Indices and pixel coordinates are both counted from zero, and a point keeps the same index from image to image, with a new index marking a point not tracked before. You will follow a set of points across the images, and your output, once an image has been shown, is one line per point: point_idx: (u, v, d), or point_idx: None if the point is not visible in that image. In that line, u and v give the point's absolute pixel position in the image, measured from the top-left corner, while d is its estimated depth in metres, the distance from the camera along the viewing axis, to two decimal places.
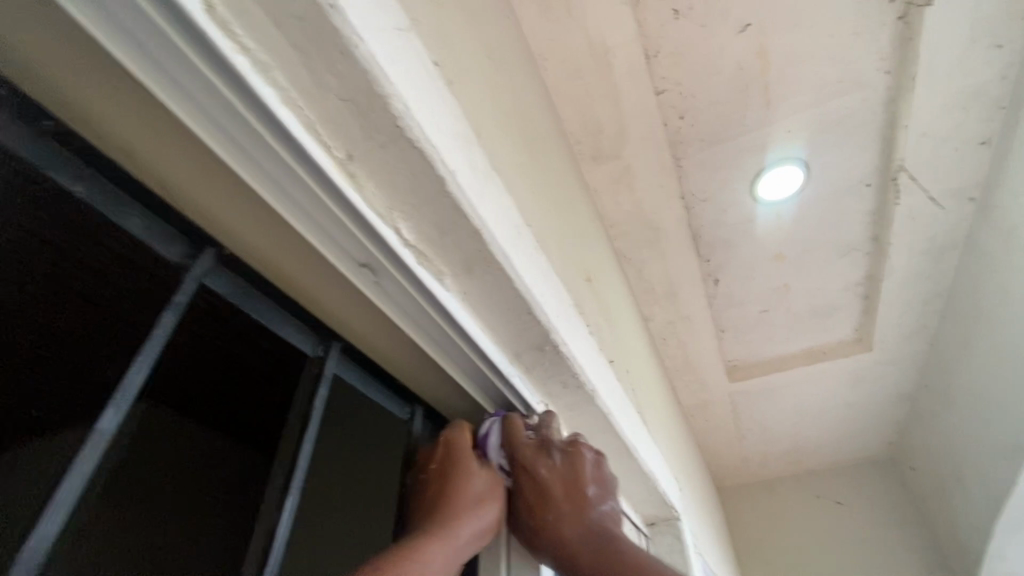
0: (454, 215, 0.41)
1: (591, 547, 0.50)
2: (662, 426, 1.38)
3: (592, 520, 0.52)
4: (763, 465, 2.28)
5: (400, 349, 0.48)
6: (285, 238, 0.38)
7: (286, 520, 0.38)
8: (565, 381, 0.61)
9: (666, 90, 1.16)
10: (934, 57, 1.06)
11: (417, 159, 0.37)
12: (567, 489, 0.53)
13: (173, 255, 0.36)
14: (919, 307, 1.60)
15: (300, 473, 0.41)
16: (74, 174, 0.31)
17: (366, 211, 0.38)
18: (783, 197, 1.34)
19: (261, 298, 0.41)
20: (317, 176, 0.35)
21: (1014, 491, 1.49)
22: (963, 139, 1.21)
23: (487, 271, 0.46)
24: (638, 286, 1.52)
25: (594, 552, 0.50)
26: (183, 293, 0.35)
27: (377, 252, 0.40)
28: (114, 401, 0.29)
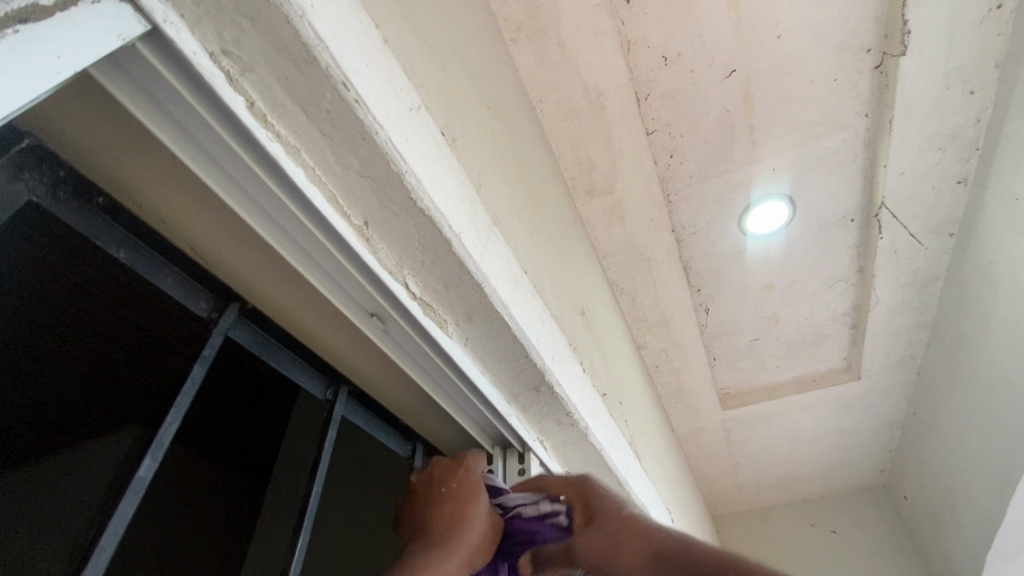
0: (459, 271, 0.45)
1: None
2: (655, 454, 1.40)
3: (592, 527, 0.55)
4: (757, 493, 2.29)
5: (404, 391, 0.52)
6: (304, 293, 0.41)
7: (299, 557, 0.41)
8: (560, 418, 0.64)
9: (657, 130, 1.22)
10: (909, 104, 1.13)
11: (428, 225, 0.41)
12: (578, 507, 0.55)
13: (202, 310, 0.40)
14: (903, 338, 1.64)
15: (311, 513, 0.43)
16: (118, 242, 0.35)
17: (379, 270, 0.41)
18: (770, 231, 1.40)
19: (277, 345, 0.44)
20: (336, 240, 0.39)
21: (1001, 520, 1.51)
22: (938, 179, 1.27)
23: (488, 320, 0.50)
24: (631, 314, 1.56)
25: None
26: (211, 345, 0.38)
27: (387, 304, 0.44)
28: (151, 451, 0.32)
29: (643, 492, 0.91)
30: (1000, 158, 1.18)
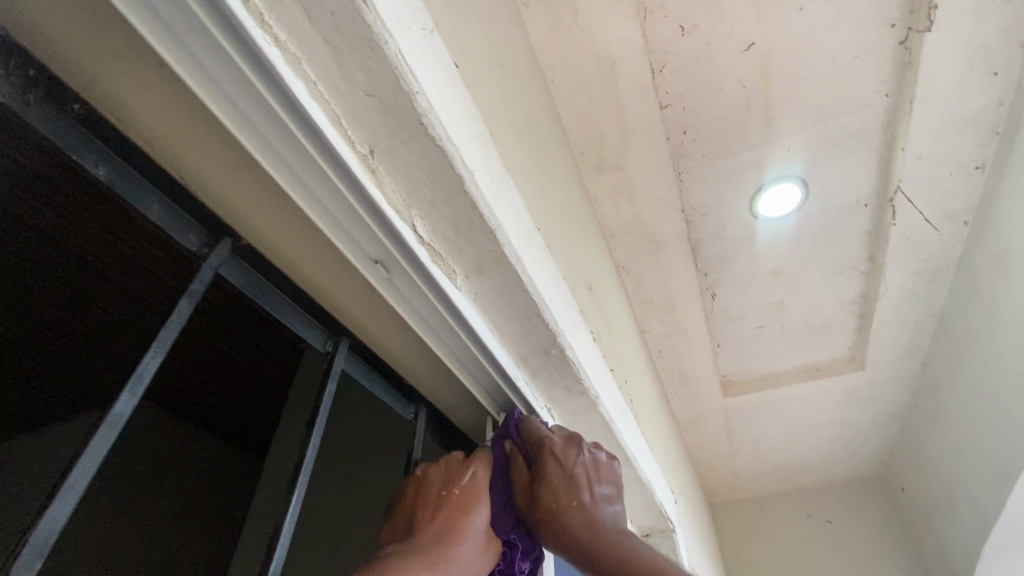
0: (471, 214, 0.41)
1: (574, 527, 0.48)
2: (656, 438, 1.37)
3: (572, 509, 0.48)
4: (754, 482, 2.28)
5: (408, 348, 0.48)
6: (303, 230, 0.38)
7: (293, 513, 0.38)
8: (569, 385, 0.61)
9: (670, 105, 1.17)
10: (934, 82, 1.08)
11: (438, 156, 0.38)
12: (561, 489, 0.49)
13: (190, 244, 0.36)
14: (912, 328, 1.61)
15: (308, 467, 0.40)
16: (98, 157, 0.31)
17: (385, 206, 0.38)
18: (781, 214, 1.36)
19: (273, 290, 0.41)
20: (338, 168, 0.36)
21: (1002, 514, 1.49)
22: (958, 164, 1.23)
23: (498, 272, 0.47)
24: (636, 297, 1.53)
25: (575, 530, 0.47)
26: (200, 281, 0.35)
27: (393, 249, 0.40)
28: (130, 385, 0.29)
29: (649, 472, 0.88)
30: (1022, 142, 1.14)
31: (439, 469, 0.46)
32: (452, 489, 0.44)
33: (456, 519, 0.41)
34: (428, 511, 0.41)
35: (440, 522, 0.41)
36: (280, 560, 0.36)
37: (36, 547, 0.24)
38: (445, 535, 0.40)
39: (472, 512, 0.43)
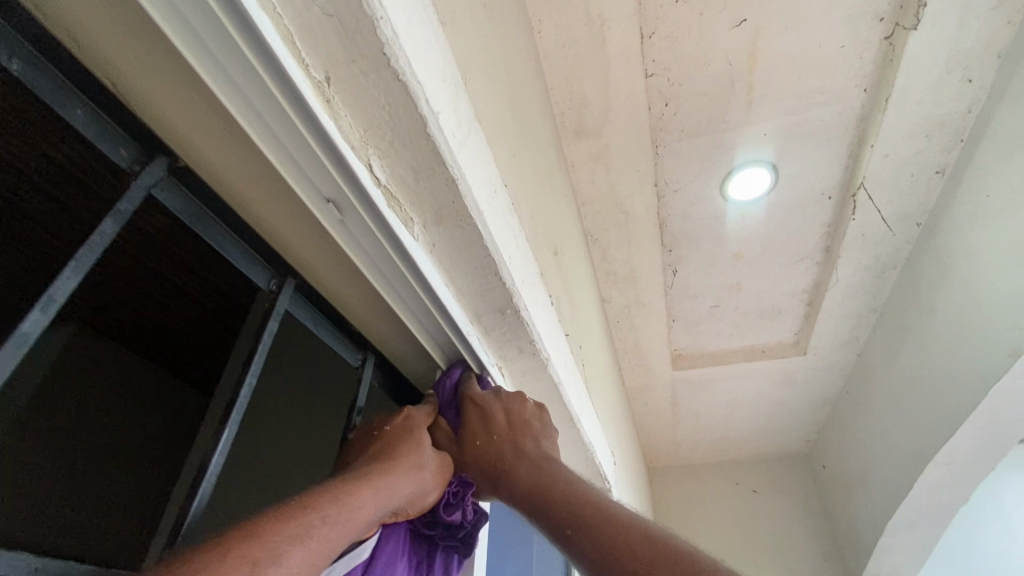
0: (432, 160, 0.40)
1: (519, 470, 0.48)
2: (604, 402, 1.42)
3: (521, 451, 0.49)
4: (692, 450, 2.42)
5: (357, 295, 0.47)
6: (247, 155, 0.36)
7: (222, 450, 0.36)
8: (521, 346, 0.61)
9: (656, 74, 1.15)
10: (911, 81, 1.09)
11: (400, 93, 0.35)
12: (506, 422, 0.51)
13: (120, 158, 0.34)
14: (854, 320, 1.70)
15: (242, 405, 0.39)
16: (10, 51, 0.28)
17: (340, 141, 0.36)
18: (749, 198, 1.38)
19: (211, 218, 0.39)
20: (288, 93, 0.33)
21: (905, 495, 1.63)
22: (920, 166, 1.27)
23: (457, 225, 0.45)
24: (601, 266, 1.54)
25: (517, 472, 0.48)
26: (129, 200, 0.32)
27: (345, 187, 0.38)
28: (41, 303, 0.27)
29: (592, 435, 0.91)
30: (982, 152, 1.18)
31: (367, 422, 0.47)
32: (382, 429, 0.45)
33: (391, 450, 0.42)
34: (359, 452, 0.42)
35: (375, 455, 0.41)
36: (206, 492, 0.35)
37: None
38: (381, 461, 0.40)
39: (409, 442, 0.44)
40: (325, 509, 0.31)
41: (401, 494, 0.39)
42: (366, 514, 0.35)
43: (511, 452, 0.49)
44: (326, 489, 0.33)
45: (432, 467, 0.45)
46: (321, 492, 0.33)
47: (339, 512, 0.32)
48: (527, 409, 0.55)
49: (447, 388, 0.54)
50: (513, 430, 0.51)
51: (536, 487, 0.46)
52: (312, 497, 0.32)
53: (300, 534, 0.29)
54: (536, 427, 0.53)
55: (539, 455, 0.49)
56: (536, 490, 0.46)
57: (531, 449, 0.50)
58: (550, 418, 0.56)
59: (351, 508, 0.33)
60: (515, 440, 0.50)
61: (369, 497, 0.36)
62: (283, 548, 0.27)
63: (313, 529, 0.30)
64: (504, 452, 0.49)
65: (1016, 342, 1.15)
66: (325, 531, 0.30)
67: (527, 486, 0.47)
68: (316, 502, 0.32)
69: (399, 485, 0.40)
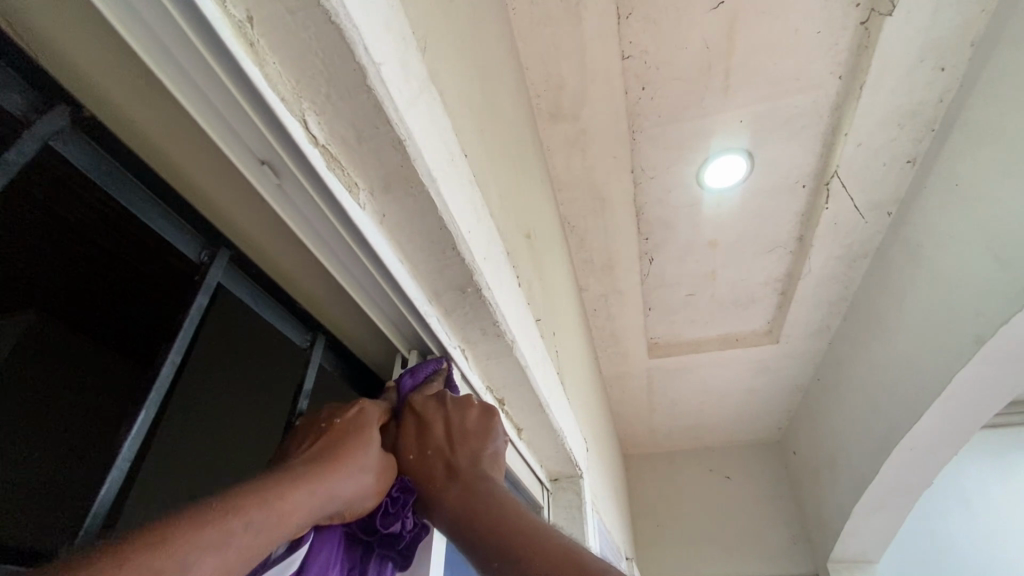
0: (375, 118, 0.36)
1: (457, 496, 0.41)
2: (580, 390, 1.41)
3: (461, 472, 0.43)
4: (668, 438, 2.44)
5: (301, 269, 0.44)
6: (163, 104, 0.32)
7: (136, 435, 0.32)
8: (485, 327, 0.58)
9: (632, 56, 1.12)
10: (885, 68, 1.09)
11: (333, 38, 0.32)
12: (444, 433, 0.45)
13: (13, 106, 0.29)
14: (825, 309, 1.72)
15: (162, 386, 0.35)
16: None
17: (268, 92, 0.33)
18: (725, 185, 1.37)
19: (129, 178, 0.35)
20: (203, 31, 0.29)
21: (872, 479, 1.66)
22: (892, 154, 1.27)
23: (408, 192, 0.42)
24: (578, 254, 1.52)
25: (455, 499, 0.41)
26: (18, 150, 0.28)
27: (278, 146, 0.35)
28: None
29: (563, 420, 0.90)
30: (952, 141, 1.19)
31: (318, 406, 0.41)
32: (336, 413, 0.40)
33: (344, 437, 0.37)
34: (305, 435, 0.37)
35: (324, 442, 0.36)
36: (116, 482, 0.30)
37: None
38: (330, 450, 0.36)
39: (363, 432, 0.39)
40: (250, 515, 0.27)
41: (346, 492, 0.35)
42: (299, 518, 0.30)
43: (446, 473, 0.43)
44: (258, 488, 0.28)
45: (384, 459, 0.40)
46: (250, 491, 0.28)
47: (267, 517, 0.28)
48: (470, 416, 0.47)
49: (405, 383, 0.49)
50: (451, 441, 0.44)
51: (464, 514, 0.40)
52: (237, 497, 0.27)
53: (212, 546, 0.24)
54: (479, 437, 0.46)
55: (473, 475, 0.42)
56: (464, 519, 0.40)
57: (464, 468, 0.43)
58: (501, 426, 0.48)
59: (282, 512, 0.29)
60: (449, 456, 0.43)
61: (307, 495, 0.31)
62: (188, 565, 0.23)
63: (231, 540, 0.25)
64: (435, 472, 0.43)
65: (982, 328, 1.17)
66: (245, 541, 0.26)
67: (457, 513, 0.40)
68: (241, 504, 0.27)
69: (345, 481, 0.35)
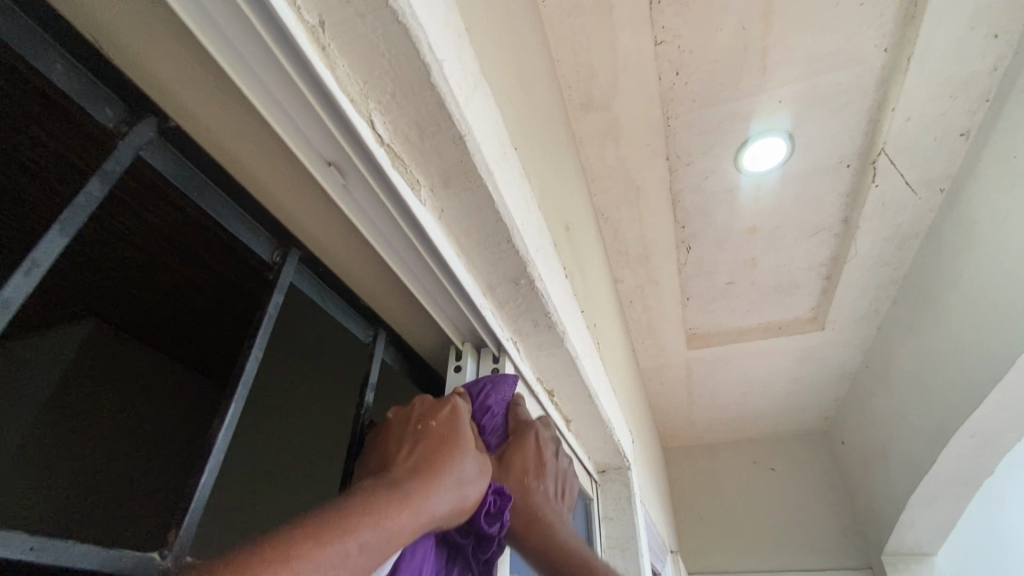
0: (438, 114, 0.37)
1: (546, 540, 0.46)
2: (619, 382, 1.40)
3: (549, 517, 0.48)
4: (709, 430, 2.39)
5: (364, 266, 0.45)
6: (240, 112, 0.33)
7: (229, 426, 0.34)
8: (537, 319, 0.59)
9: (665, 41, 1.10)
10: (935, 37, 1.04)
11: (400, 37, 0.33)
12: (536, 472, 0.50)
13: (106, 119, 0.31)
14: (874, 292, 1.66)
15: (248, 380, 0.37)
16: None
17: (339, 94, 0.34)
18: (765, 168, 1.33)
19: (208, 184, 0.36)
20: (281, 38, 0.30)
21: (929, 469, 1.59)
22: (945, 128, 1.21)
23: (467, 186, 0.43)
24: (612, 245, 1.51)
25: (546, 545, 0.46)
26: (116, 160, 0.30)
27: (347, 147, 0.36)
28: (22, 268, 0.25)
29: (610, 412, 0.90)
30: (1010, 111, 1.12)
31: (410, 407, 0.42)
32: (429, 422, 0.41)
33: (438, 451, 0.38)
34: (400, 445, 0.38)
35: (416, 456, 0.37)
36: (214, 470, 0.33)
37: None
38: (425, 465, 0.36)
39: (454, 442, 0.40)
40: (362, 537, 0.28)
41: (444, 506, 0.36)
42: (403, 537, 0.31)
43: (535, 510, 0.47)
44: (366, 508, 0.30)
45: (479, 465, 0.41)
46: (360, 512, 0.29)
47: (376, 538, 0.29)
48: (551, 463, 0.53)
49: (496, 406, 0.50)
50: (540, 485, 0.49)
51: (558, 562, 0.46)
52: (351, 518, 0.28)
53: (332, 564, 0.26)
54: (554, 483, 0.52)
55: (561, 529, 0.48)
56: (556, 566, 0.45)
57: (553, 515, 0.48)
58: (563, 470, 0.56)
59: (389, 533, 0.30)
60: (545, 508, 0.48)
61: (409, 515, 0.32)
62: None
63: (348, 561, 0.26)
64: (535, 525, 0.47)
65: None
66: (358, 563, 0.27)
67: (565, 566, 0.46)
68: (354, 525, 0.28)
69: (442, 497, 0.36)
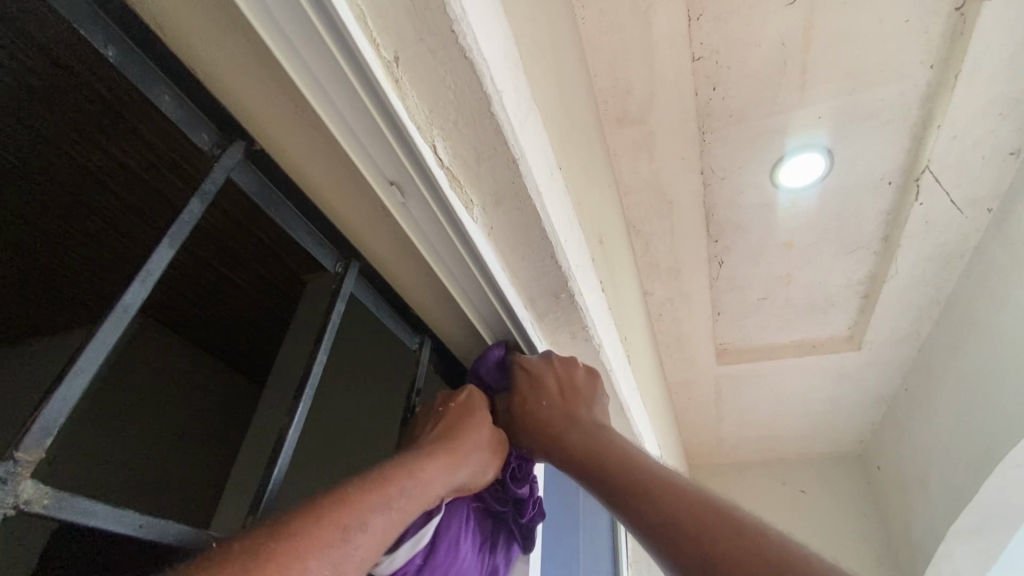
0: (495, 140, 0.40)
1: (583, 445, 0.46)
2: (648, 395, 1.40)
3: (579, 420, 0.49)
4: (737, 448, 2.35)
5: (417, 279, 0.48)
6: (316, 140, 0.36)
7: (297, 423, 0.38)
8: (575, 331, 0.61)
9: (703, 57, 1.10)
10: (983, 56, 1.02)
11: (466, 71, 0.36)
12: (557, 388, 0.51)
13: (203, 143, 0.35)
14: (915, 313, 1.61)
15: (313, 381, 0.40)
16: (106, 37, 0.29)
17: (407, 122, 0.37)
18: (802, 185, 1.32)
19: (283, 200, 0.40)
20: (360, 73, 0.34)
21: (972, 500, 1.53)
22: (993, 147, 1.18)
23: (517, 206, 0.45)
24: (643, 258, 1.50)
25: (584, 447, 0.46)
26: (212, 181, 0.34)
27: (410, 170, 0.39)
28: (139, 276, 0.29)
29: (640, 423, 0.90)
30: None
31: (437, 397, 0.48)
32: (448, 404, 0.47)
33: (459, 423, 0.44)
34: (427, 424, 0.44)
35: (441, 429, 0.43)
36: (284, 465, 0.37)
37: (45, 426, 0.24)
38: (449, 435, 0.42)
39: (472, 417, 0.46)
40: (402, 483, 0.34)
41: (467, 468, 0.42)
42: (436, 490, 0.37)
43: (562, 414, 0.49)
44: (400, 463, 0.36)
45: (495, 439, 0.47)
46: (395, 467, 0.35)
47: (415, 487, 0.35)
48: (578, 376, 0.54)
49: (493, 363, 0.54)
50: (566, 400, 0.50)
51: (590, 452, 0.46)
52: (390, 469, 0.34)
53: (382, 505, 0.31)
54: (588, 391, 0.52)
55: (593, 426, 0.48)
56: (593, 460, 0.45)
57: (585, 418, 0.49)
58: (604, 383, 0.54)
59: (423, 483, 0.36)
60: (571, 410, 0.49)
61: (438, 472, 0.38)
62: (367, 523, 0.29)
63: (393, 502, 0.32)
64: (548, 430, 0.48)
65: None
66: (402, 505, 0.33)
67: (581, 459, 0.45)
68: (393, 475, 0.34)
69: (465, 461, 0.42)
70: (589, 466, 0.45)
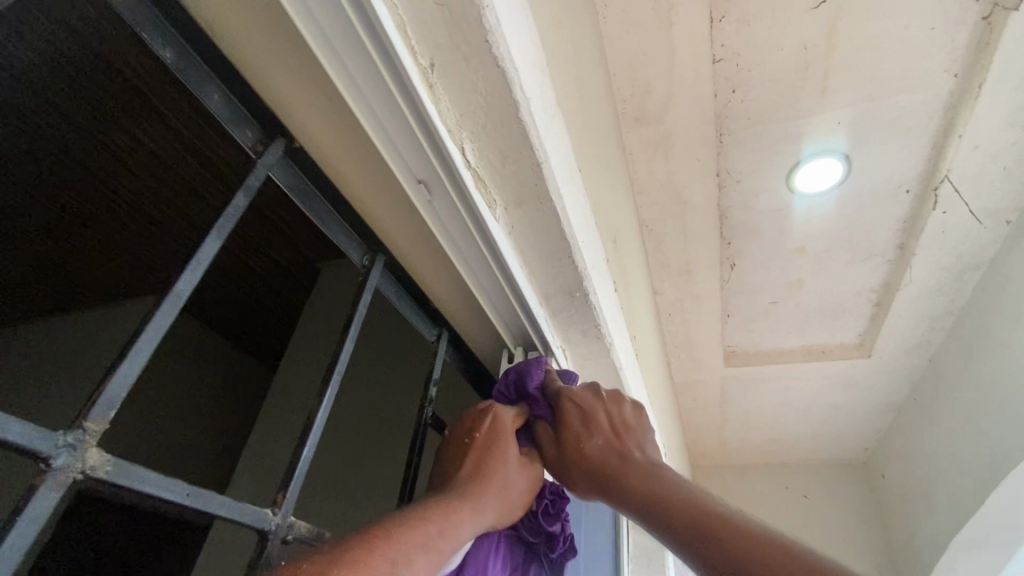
0: (521, 143, 0.42)
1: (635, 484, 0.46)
2: (654, 394, 1.41)
3: (632, 459, 0.48)
4: (741, 450, 2.35)
5: (438, 275, 0.50)
6: (352, 139, 0.38)
7: (326, 406, 0.40)
8: (587, 329, 0.62)
9: (724, 59, 1.10)
10: (1009, 66, 1.02)
11: (498, 78, 0.37)
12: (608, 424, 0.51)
13: (246, 140, 0.37)
14: (927, 322, 1.60)
15: (341, 366, 0.42)
16: (165, 39, 0.31)
17: (439, 125, 0.38)
18: (818, 190, 1.32)
19: (317, 195, 0.42)
20: (398, 78, 0.35)
21: (976, 512, 1.52)
22: (1015, 159, 1.17)
23: (537, 207, 0.47)
24: (655, 258, 1.51)
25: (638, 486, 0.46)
26: (256, 176, 0.36)
27: (438, 170, 0.41)
28: (190, 265, 0.31)
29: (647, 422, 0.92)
30: None
31: (463, 420, 0.49)
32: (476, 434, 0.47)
33: (487, 460, 0.45)
34: (457, 455, 0.45)
35: (471, 467, 0.44)
36: (312, 446, 0.39)
37: (109, 400, 0.26)
38: (478, 474, 0.43)
39: (501, 453, 0.46)
40: (439, 525, 0.35)
41: (494, 508, 0.43)
42: (468, 530, 0.38)
43: (612, 454, 0.49)
44: (436, 507, 0.37)
45: (522, 475, 0.48)
46: (433, 510, 0.36)
47: (450, 526, 0.36)
48: (628, 413, 0.53)
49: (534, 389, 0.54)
50: (617, 435, 0.50)
51: (645, 493, 0.45)
52: (427, 512, 0.35)
53: (423, 544, 0.33)
54: (639, 430, 0.52)
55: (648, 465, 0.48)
56: (646, 498, 0.45)
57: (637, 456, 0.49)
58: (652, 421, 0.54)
59: (457, 528, 0.37)
60: (622, 447, 0.49)
61: (469, 514, 0.39)
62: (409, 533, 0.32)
63: (434, 541, 0.34)
64: (602, 471, 0.48)
65: None
66: (442, 542, 0.34)
67: (631, 492, 0.46)
68: (431, 517, 0.35)
69: (492, 501, 0.43)
70: (638, 497, 0.45)
